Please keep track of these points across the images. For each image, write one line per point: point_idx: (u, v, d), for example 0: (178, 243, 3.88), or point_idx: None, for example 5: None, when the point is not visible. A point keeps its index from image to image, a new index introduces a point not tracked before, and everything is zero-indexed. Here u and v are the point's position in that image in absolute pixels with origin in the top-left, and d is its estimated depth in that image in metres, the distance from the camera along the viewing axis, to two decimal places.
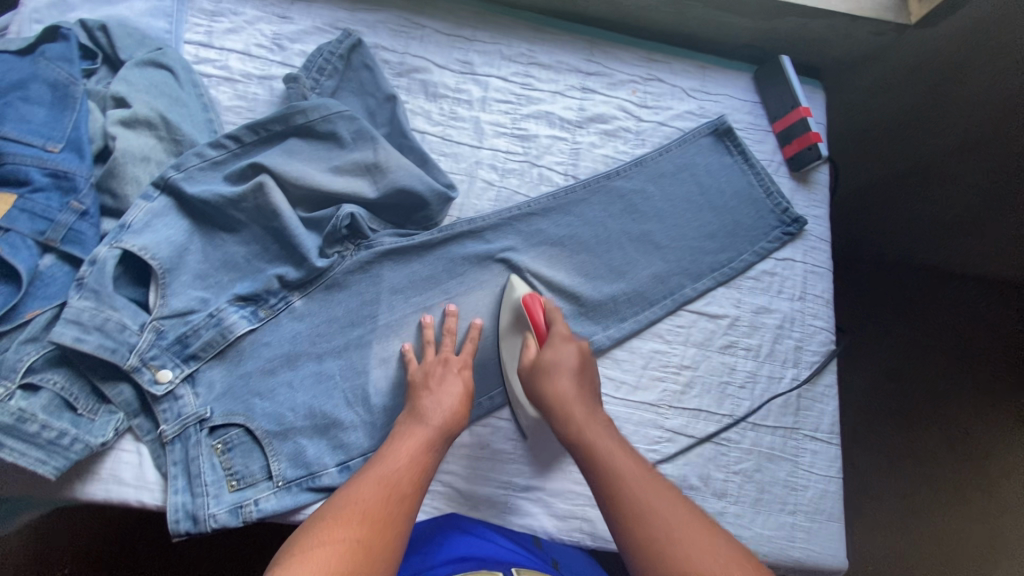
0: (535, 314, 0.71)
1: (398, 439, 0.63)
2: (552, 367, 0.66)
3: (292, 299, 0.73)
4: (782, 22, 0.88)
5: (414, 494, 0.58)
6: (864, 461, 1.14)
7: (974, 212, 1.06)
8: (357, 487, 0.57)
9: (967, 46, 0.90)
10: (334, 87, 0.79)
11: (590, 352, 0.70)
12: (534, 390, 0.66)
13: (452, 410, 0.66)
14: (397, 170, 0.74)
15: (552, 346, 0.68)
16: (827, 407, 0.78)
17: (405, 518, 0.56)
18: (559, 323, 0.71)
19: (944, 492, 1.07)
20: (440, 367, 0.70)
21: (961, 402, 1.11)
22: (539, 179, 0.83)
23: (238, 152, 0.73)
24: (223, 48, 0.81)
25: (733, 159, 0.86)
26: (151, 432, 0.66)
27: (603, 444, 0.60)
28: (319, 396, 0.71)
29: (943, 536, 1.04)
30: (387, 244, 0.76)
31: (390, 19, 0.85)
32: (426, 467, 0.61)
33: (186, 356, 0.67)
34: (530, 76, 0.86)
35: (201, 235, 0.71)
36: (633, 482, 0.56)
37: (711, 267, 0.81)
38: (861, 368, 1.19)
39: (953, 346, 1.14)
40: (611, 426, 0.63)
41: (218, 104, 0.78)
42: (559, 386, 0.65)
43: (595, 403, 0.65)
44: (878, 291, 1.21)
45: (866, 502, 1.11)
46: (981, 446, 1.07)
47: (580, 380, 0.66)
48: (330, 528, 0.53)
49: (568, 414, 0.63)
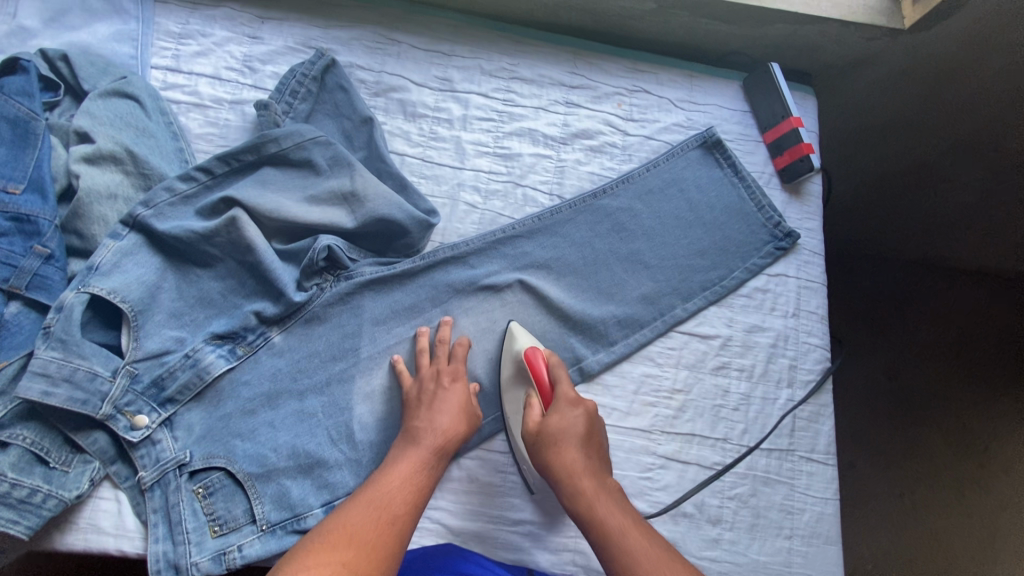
0: (538, 369, 0.69)
1: (391, 462, 0.62)
2: (557, 437, 0.64)
3: (271, 334, 0.71)
4: (771, 29, 0.85)
5: (405, 517, 0.58)
6: (862, 460, 1.12)
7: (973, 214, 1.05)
8: (349, 509, 0.57)
9: (966, 44, 0.86)
10: (308, 110, 0.77)
11: (596, 408, 0.68)
12: (540, 459, 0.64)
13: (447, 433, 0.65)
14: (375, 199, 0.71)
15: (558, 411, 0.66)
16: (823, 427, 0.77)
17: (395, 545, 0.56)
18: (564, 382, 0.68)
19: (946, 491, 1.04)
20: (432, 384, 0.68)
21: (962, 398, 1.10)
22: (524, 200, 0.80)
23: (210, 185, 0.70)
24: (192, 73, 0.78)
25: (722, 172, 0.83)
26: (129, 478, 0.64)
27: (616, 523, 0.59)
28: (302, 434, 0.69)
29: (942, 537, 1.01)
30: (368, 274, 0.73)
31: (365, 36, 0.82)
32: (421, 489, 0.61)
33: (162, 400, 0.66)
34: (512, 91, 0.84)
35: (174, 271, 0.69)
36: (643, 558, 0.56)
37: (702, 286, 0.79)
38: (857, 369, 1.18)
39: (949, 341, 1.14)
40: (621, 497, 0.63)
41: (188, 132, 0.76)
42: (568, 457, 0.63)
43: (604, 469, 0.64)
44: (874, 290, 1.20)
45: (866, 502, 1.09)
46: (980, 440, 1.05)
47: (586, 449, 0.64)
48: (316, 554, 0.53)
49: (578, 488, 0.61)
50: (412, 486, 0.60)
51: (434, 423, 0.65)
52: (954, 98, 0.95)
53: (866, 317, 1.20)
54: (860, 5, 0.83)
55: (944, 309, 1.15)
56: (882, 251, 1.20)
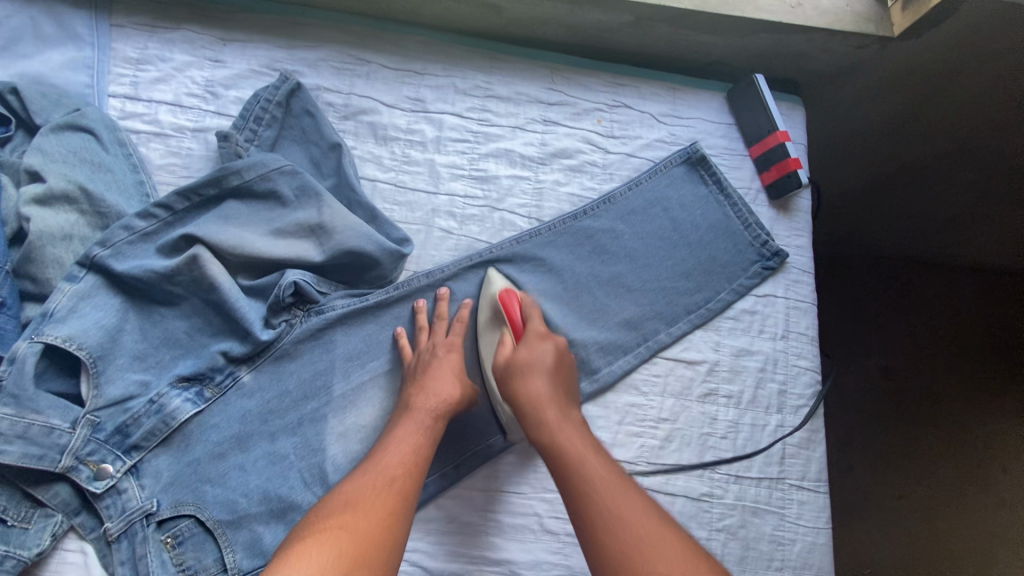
0: (512, 309, 0.70)
1: (392, 431, 0.63)
2: (526, 367, 0.66)
3: (239, 374, 0.68)
4: (755, 39, 0.82)
5: (405, 475, 0.59)
6: (855, 459, 1.11)
7: (970, 212, 1.02)
8: (349, 481, 0.58)
9: (953, 54, 0.84)
10: (273, 136, 0.74)
11: (566, 348, 0.70)
12: (507, 389, 0.66)
13: (443, 396, 0.65)
14: (343, 231, 0.69)
15: (528, 345, 0.67)
16: (814, 453, 0.74)
17: (398, 503, 0.56)
18: (535, 320, 0.70)
19: (943, 490, 1.03)
20: (428, 353, 0.69)
21: (957, 391, 1.07)
22: (501, 224, 0.77)
23: (171, 221, 0.67)
24: (151, 100, 0.75)
25: (708, 189, 0.80)
26: (95, 529, 0.63)
27: (575, 447, 0.60)
28: (274, 478, 0.66)
29: (948, 538, 0.99)
30: (340, 307, 0.71)
31: (332, 56, 0.79)
32: (420, 452, 0.61)
33: (127, 447, 0.63)
34: (487, 110, 0.80)
35: (137, 312, 0.67)
36: (600, 482, 0.57)
37: (687, 309, 0.77)
38: (857, 368, 1.16)
39: (945, 338, 1.11)
40: (583, 428, 0.64)
41: (149, 163, 0.73)
42: (533, 386, 0.64)
43: (568, 403, 0.66)
44: (868, 284, 1.18)
45: (861, 503, 1.08)
46: (980, 437, 1.03)
47: (553, 380, 0.66)
48: (320, 522, 0.53)
49: (542, 418, 0.63)
50: (410, 448, 0.61)
51: (431, 387, 0.66)
52: (948, 98, 0.91)
53: (862, 318, 1.18)
54: (847, 12, 0.80)
55: (942, 307, 1.11)
56: (877, 250, 1.17)
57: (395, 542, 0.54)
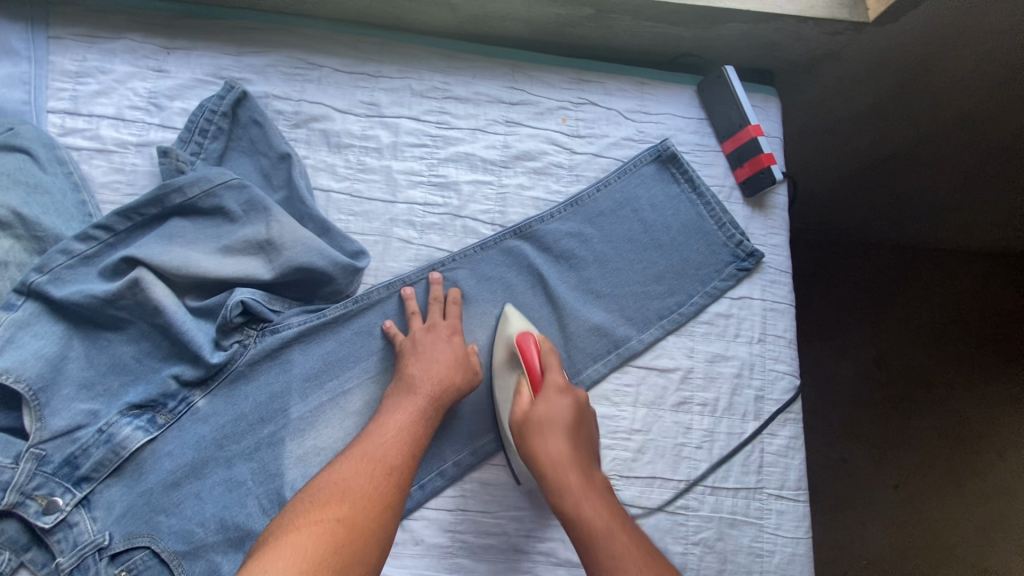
0: (530, 358, 0.66)
1: (387, 412, 0.62)
2: (543, 424, 0.62)
3: (194, 399, 0.66)
4: (724, 29, 0.78)
5: (403, 466, 0.58)
6: (853, 454, 1.06)
7: (965, 189, 0.99)
8: (343, 463, 0.57)
9: (930, 41, 0.80)
10: (221, 149, 0.71)
11: (586, 399, 0.66)
12: (524, 449, 0.63)
13: (441, 379, 0.64)
14: (293, 246, 0.66)
15: (546, 399, 0.64)
16: (793, 461, 0.72)
17: (391, 494, 0.56)
18: (554, 370, 0.66)
19: (942, 479, 1.01)
20: (428, 334, 0.68)
21: (955, 385, 1.06)
22: (464, 232, 0.74)
23: (113, 242, 0.65)
24: (92, 115, 0.72)
25: (679, 188, 0.77)
26: (47, 564, 0.59)
27: (600, 521, 0.58)
28: (230, 505, 0.63)
29: (943, 527, 0.98)
30: (295, 325, 0.68)
31: (281, 62, 0.76)
32: (415, 439, 0.61)
33: (76, 479, 0.60)
34: (446, 112, 0.77)
35: (82, 337, 0.64)
36: (624, 558, 0.55)
37: (659, 314, 0.74)
38: (851, 359, 1.11)
39: (941, 326, 1.09)
40: (607, 492, 0.61)
41: (91, 181, 0.70)
42: (552, 446, 0.61)
43: (591, 462, 0.63)
44: (850, 278, 1.14)
45: (859, 496, 1.03)
46: (975, 427, 1.03)
47: (573, 436, 0.62)
48: (310, 509, 0.52)
49: (560, 481, 0.60)
50: (409, 434, 0.61)
51: (429, 370, 0.64)
52: (934, 83, 0.87)
53: (850, 309, 1.13)
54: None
55: (935, 298, 1.11)
56: (864, 237, 1.15)
57: (388, 533, 0.54)
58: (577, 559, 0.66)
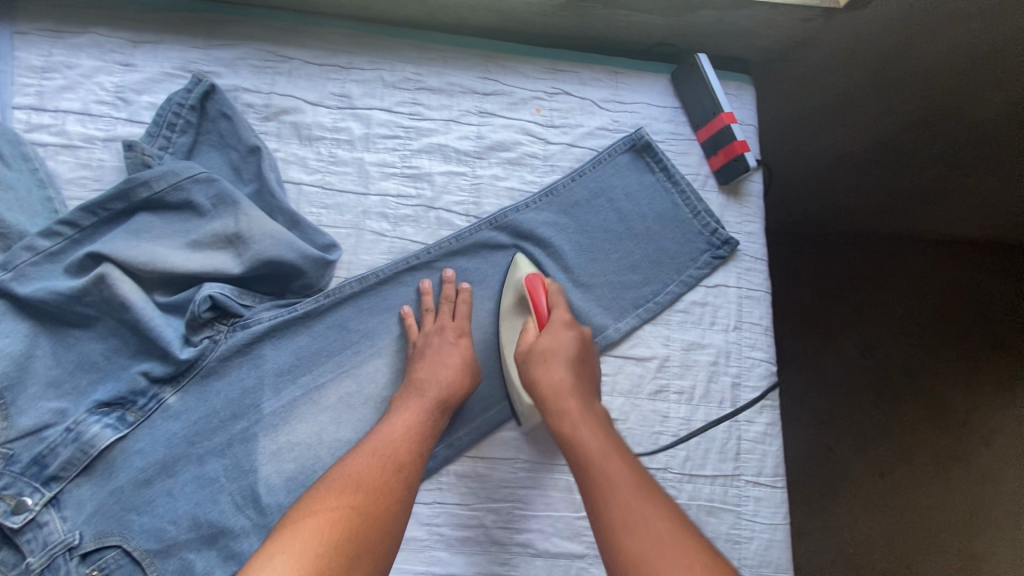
0: (538, 298, 0.68)
1: (398, 410, 0.63)
2: (547, 355, 0.65)
3: (164, 396, 0.65)
4: (696, 17, 0.78)
5: (413, 462, 0.58)
6: (839, 444, 1.06)
7: (945, 179, 0.99)
8: (356, 456, 0.57)
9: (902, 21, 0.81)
10: (189, 143, 0.70)
11: (590, 338, 0.68)
12: (528, 378, 0.65)
13: (446, 381, 0.65)
14: (262, 240, 0.65)
15: (551, 332, 0.66)
16: (770, 448, 0.71)
17: (402, 487, 0.55)
18: (560, 308, 0.68)
19: (926, 467, 1.02)
20: (438, 335, 0.68)
21: (939, 370, 1.06)
22: (438, 223, 0.74)
23: (79, 238, 0.64)
24: (57, 110, 0.71)
25: (654, 177, 0.77)
26: (17, 566, 0.57)
27: (597, 447, 0.58)
28: (203, 503, 0.62)
29: (926, 514, 1.00)
30: (266, 320, 0.67)
31: (251, 54, 0.75)
32: (425, 437, 0.61)
33: (45, 478, 0.59)
34: (419, 103, 0.77)
35: (49, 335, 0.63)
36: (618, 478, 0.55)
37: (635, 303, 0.74)
38: (835, 350, 1.11)
39: (929, 313, 1.08)
40: (607, 424, 0.62)
41: (57, 178, 0.69)
42: (553, 375, 0.63)
43: (592, 397, 0.64)
44: (839, 267, 1.13)
45: (845, 487, 1.04)
46: (959, 414, 1.03)
47: (577, 369, 0.64)
48: (326, 496, 0.53)
49: (562, 408, 0.61)
50: (418, 434, 0.60)
51: (436, 373, 0.65)
52: (913, 66, 0.87)
53: (834, 300, 1.13)
54: None
55: (920, 286, 1.09)
56: (858, 228, 1.12)
57: (398, 525, 0.54)
58: (554, 550, 0.66)
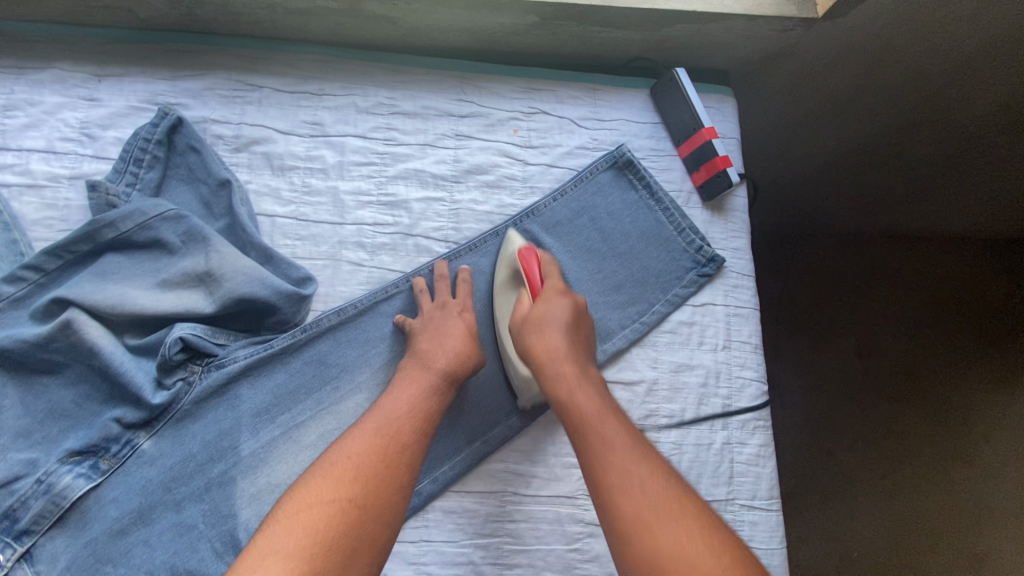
0: (532, 269, 0.68)
1: (401, 384, 0.61)
2: (542, 319, 0.64)
3: (138, 441, 0.62)
4: (671, 31, 0.77)
5: (415, 442, 0.56)
6: (832, 443, 1.06)
7: (935, 181, 0.97)
8: (353, 439, 0.54)
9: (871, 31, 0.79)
10: (158, 178, 0.68)
11: (583, 306, 0.67)
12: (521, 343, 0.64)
13: (451, 353, 0.63)
14: (234, 276, 0.63)
15: (545, 299, 0.66)
16: (764, 470, 0.69)
17: (405, 468, 0.53)
18: (553, 278, 0.68)
19: (928, 467, 0.97)
20: (439, 312, 0.67)
21: (938, 363, 1.02)
22: (416, 251, 0.72)
23: (44, 282, 0.62)
24: (21, 149, 0.69)
25: (638, 195, 0.76)
26: None
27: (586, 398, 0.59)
28: (181, 551, 0.59)
29: (925, 516, 0.95)
30: (241, 358, 0.65)
31: (219, 84, 0.74)
32: (429, 412, 0.59)
33: (16, 533, 0.56)
34: (393, 128, 0.75)
35: (17, 383, 0.61)
36: (606, 426, 0.56)
37: (620, 325, 0.72)
38: (831, 350, 1.12)
39: (925, 307, 1.06)
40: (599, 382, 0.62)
41: (22, 219, 0.67)
42: (546, 337, 0.63)
43: (585, 359, 0.64)
44: (830, 267, 1.15)
45: (841, 483, 1.03)
46: (960, 412, 0.98)
47: (570, 333, 0.64)
48: (320, 484, 0.50)
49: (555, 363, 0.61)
50: (423, 412, 0.58)
51: (441, 347, 0.63)
52: (892, 75, 0.84)
53: (822, 302, 1.15)
54: None
55: (912, 283, 1.08)
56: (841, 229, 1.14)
57: (400, 511, 0.52)
58: None
